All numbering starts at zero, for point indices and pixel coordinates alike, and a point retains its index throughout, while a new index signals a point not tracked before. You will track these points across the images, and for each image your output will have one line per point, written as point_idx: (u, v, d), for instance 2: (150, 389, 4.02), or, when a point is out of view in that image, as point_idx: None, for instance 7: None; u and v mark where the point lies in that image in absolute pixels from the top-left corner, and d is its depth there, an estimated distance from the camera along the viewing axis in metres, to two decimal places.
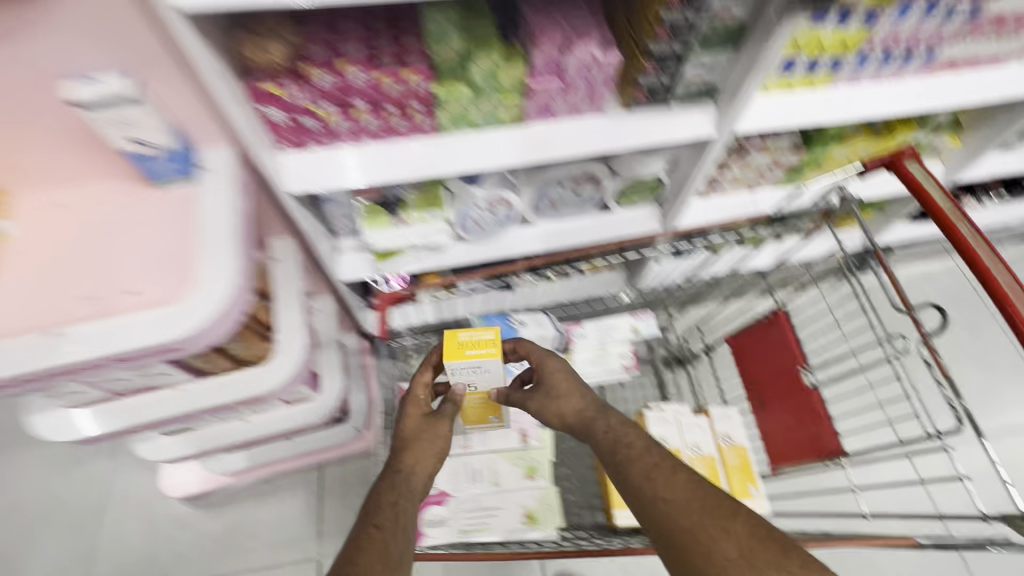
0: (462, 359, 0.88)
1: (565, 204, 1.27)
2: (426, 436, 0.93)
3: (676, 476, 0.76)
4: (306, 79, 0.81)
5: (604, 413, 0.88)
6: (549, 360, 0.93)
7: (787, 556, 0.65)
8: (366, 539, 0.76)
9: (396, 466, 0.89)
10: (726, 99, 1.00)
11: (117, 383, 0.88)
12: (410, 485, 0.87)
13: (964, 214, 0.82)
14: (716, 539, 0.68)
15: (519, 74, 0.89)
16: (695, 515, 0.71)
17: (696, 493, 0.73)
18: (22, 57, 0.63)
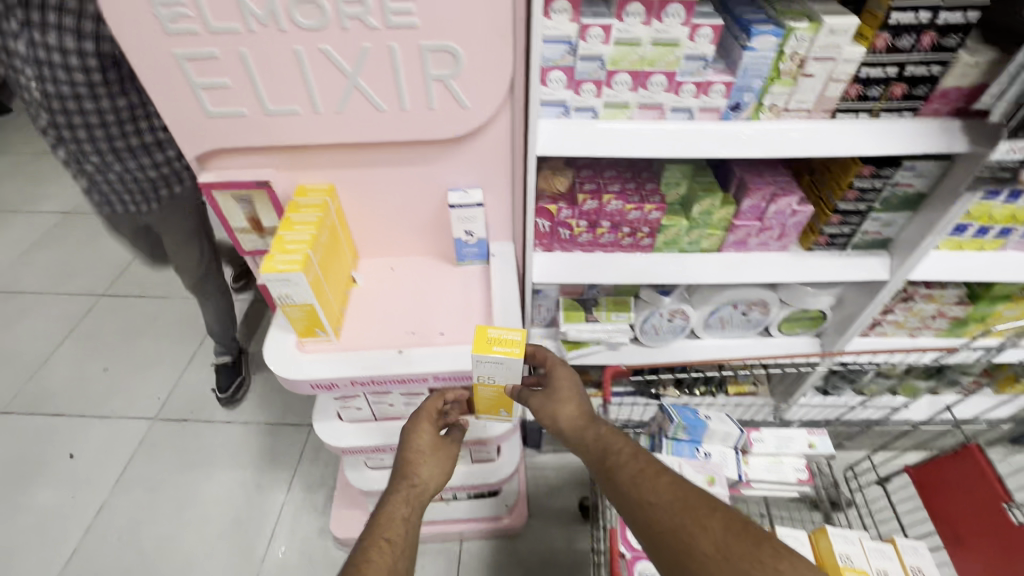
0: (488, 353, 0.88)
1: (732, 324, 1.44)
2: (437, 454, 0.98)
3: (659, 479, 0.80)
4: (575, 203, 1.12)
5: (595, 422, 0.92)
6: (559, 367, 0.99)
7: (761, 549, 0.68)
8: (375, 550, 0.80)
9: (411, 478, 0.93)
10: (902, 250, 1.18)
11: (384, 407, 1.10)
12: (421, 498, 0.92)
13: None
14: (696, 542, 0.71)
15: (729, 213, 1.14)
16: (678, 516, 0.74)
17: (677, 496, 0.77)
18: (430, 175, 0.98)
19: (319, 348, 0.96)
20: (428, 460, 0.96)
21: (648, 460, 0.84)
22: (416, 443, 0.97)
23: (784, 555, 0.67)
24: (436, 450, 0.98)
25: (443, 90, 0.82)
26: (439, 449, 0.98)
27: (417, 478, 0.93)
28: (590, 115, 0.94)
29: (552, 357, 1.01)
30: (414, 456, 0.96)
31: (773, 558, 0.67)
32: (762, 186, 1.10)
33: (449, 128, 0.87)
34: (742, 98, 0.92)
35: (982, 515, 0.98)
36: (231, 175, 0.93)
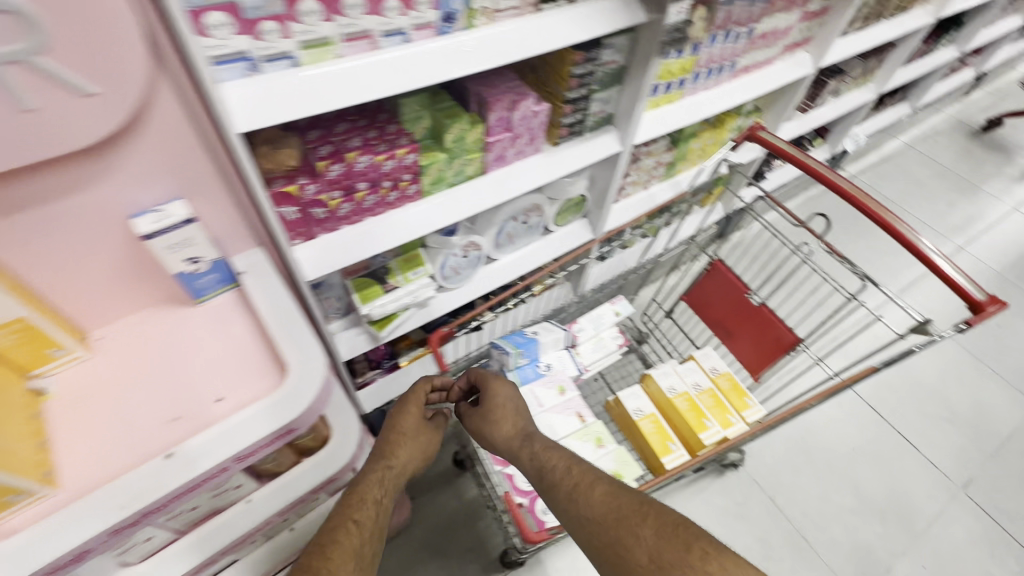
0: None
1: (518, 235, 1.48)
2: (417, 438, 1.13)
3: (594, 492, 0.88)
4: (317, 175, 0.92)
5: (528, 442, 1.01)
6: (497, 386, 1.05)
7: (690, 550, 0.76)
8: (344, 535, 0.90)
9: (387, 458, 1.06)
10: (623, 121, 1.31)
11: (185, 516, 0.83)
12: (386, 480, 1.04)
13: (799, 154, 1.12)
14: (629, 549, 0.79)
15: (481, 134, 1.09)
16: (612, 523, 0.83)
17: (610, 508, 0.85)
18: (91, 202, 0.68)
19: (34, 513, 0.64)
20: (405, 442, 1.10)
21: (581, 471, 0.93)
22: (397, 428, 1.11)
23: (709, 557, 0.74)
24: (416, 433, 1.13)
25: (32, 77, 0.52)
26: (417, 436, 1.12)
27: (389, 460, 1.06)
28: (288, 63, 0.73)
29: (490, 372, 1.10)
30: (394, 436, 1.10)
31: (699, 560, 0.74)
32: (499, 95, 1.07)
33: (80, 130, 0.58)
34: (452, 6, 0.82)
35: (738, 311, 1.24)
36: None
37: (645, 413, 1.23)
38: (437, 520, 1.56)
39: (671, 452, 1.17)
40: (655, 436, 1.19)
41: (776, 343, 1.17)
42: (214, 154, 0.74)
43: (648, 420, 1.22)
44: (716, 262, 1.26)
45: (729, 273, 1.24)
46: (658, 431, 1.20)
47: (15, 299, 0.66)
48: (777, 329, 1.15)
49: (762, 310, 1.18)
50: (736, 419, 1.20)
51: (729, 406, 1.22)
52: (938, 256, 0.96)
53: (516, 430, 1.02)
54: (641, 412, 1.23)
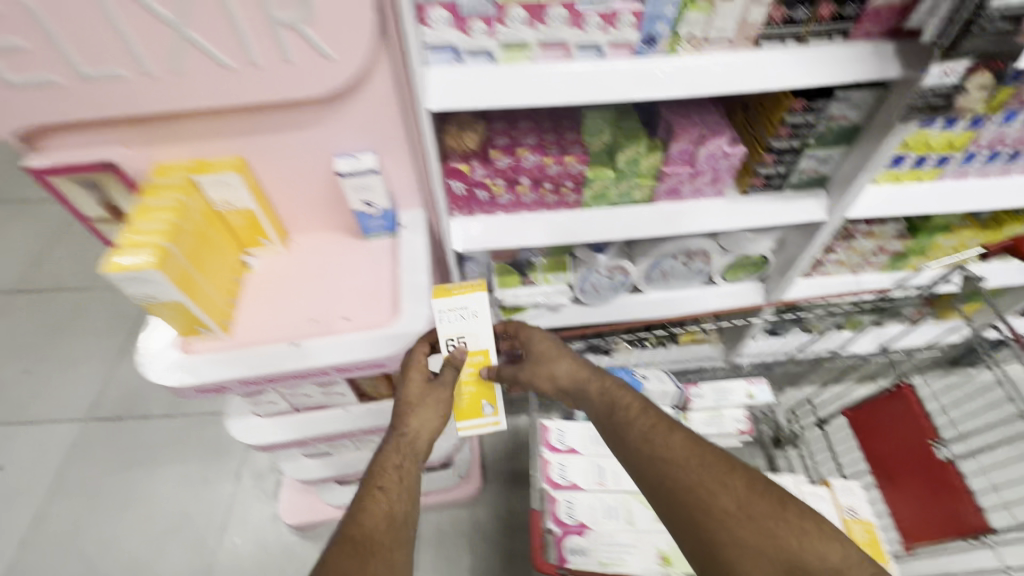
0: (210, 174, 0.83)
1: (674, 274, 1.39)
2: (427, 403, 0.85)
3: (671, 437, 0.80)
4: (488, 161, 1.02)
5: (597, 375, 0.92)
6: (529, 331, 0.97)
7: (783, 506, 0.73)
8: (371, 500, 0.77)
9: (401, 427, 0.84)
10: (839, 188, 1.12)
11: (303, 398, 1.04)
12: (412, 447, 0.84)
13: None
14: (716, 496, 0.73)
15: (656, 161, 1.05)
16: (695, 471, 0.76)
17: (722, 459, 0.78)
18: (316, 141, 0.86)
19: (209, 346, 0.86)
20: (416, 410, 0.85)
21: (659, 417, 0.83)
22: (405, 391, 0.85)
23: (806, 520, 0.71)
24: (423, 396, 0.85)
25: (298, 40, 0.69)
26: (428, 398, 0.85)
27: (406, 428, 0.84)
28: (486, 57, 0.82)
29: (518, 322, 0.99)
30: (404, 408, 0.85)
31: (796, 519, 0.72)
32: (690, 129, 1.00)
33: (316, 82, 0.74)
34: (656, 29, 0.81)
35: (906, 456, 0.98)
36: (73, 159, 0.79)
37: (480, 322, 0.87)
38: (499, 511, 1.60)
39: (484, 417, 0.91)
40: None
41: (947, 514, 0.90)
42: (409, 126, 0.87)
43: (468, 340, 0.87)
44: (904, 387, 1.00)
45: (918, 406, 0.98)
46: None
47: (251, 197, 0.88)
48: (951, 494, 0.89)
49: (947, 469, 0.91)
50: None
51: None
52: None
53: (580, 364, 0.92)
54: (469, 342, 0.88)
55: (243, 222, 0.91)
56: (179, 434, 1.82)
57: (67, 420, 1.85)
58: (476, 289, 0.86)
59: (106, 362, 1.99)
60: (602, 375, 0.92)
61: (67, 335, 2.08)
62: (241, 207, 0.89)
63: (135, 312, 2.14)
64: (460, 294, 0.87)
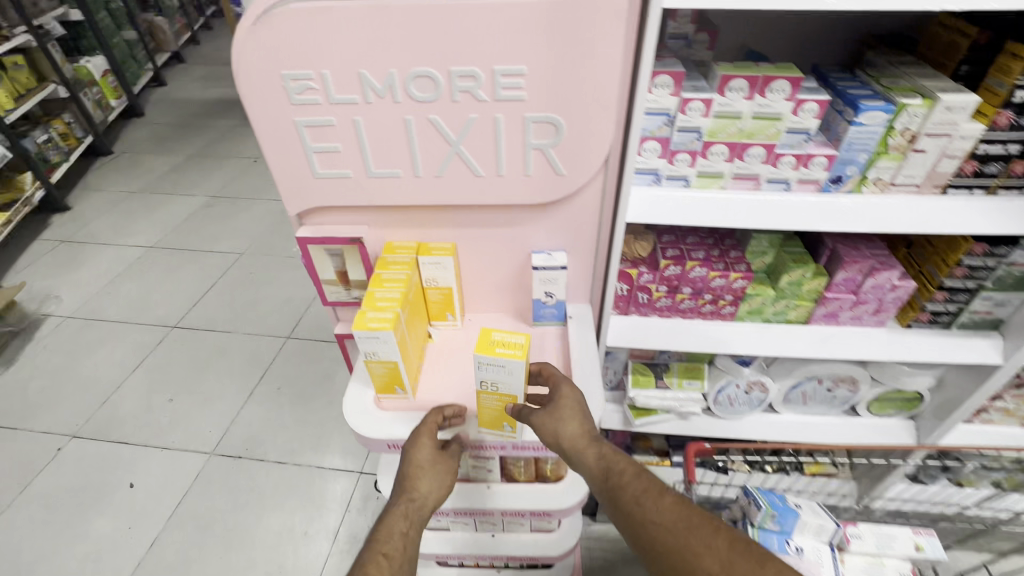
0: (428, 255, 0.96)
1: (815, 399, 1.34)
2: (435, 470, 0.89)
3: (663, 499, 0.79)
4: (656, 268, 1.09)
5: (596, 442, 0.88)
6: (567, 389, 0.93)
7: (764, 566, 0.68)
8: (373, 567, 0.79)
9: (410, 494, 0.88)
10: (1017, 334, 1.08)
11: (450, 468, 1.08)
12: (419, 514, 0.88)
13: None
14: (700, 561, 0.71)
15: (819, 286, 1.08)
16: (679, 534, 0.74)
17: (680, 516, 0.76)
18: (518, 237, 0.99)
19: (397, 405, 0.95)
20: (426, 475, 0.88)
21: (649, 478, 0.82)
22: (413, 457, 0.88)
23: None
24: (435, 464, 0.89)
25: (540, 158, 0.83)
26: (437, 465, 0.89)
27: (415, 496, 0.87)
28: (682, 182, 0.93)
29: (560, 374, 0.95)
30: (414, 474, 0.88)
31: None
32: (860, 259, 1.04)
33: (544, 191, 0.87)
34: (845, 171, 0.89)
35: None
36: (327, 231, 0.96)
37: (514, 376, 0.86)
38: None
39: (502, 430, 0.95)
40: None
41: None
42: (600, 232, 0.98)
43: (500, 388, 0.87)
44: None
45: None
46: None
47: (454, 278, 1.00)
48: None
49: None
50: None
51: None
52: None
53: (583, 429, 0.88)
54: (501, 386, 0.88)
55: (438, 298, 1.03)
56: (288, 481, 1.91)
57: (196, 450, 2.02)
58: (517, 355, 0.84)
59: (236, 402, 2.19)
60: (601, 440, 0.88)
61: (207, 373, 2.32)
62: (443, 284, 1.01)
63: (268, 358, 2.37)
64: (503, 353, 0.84)
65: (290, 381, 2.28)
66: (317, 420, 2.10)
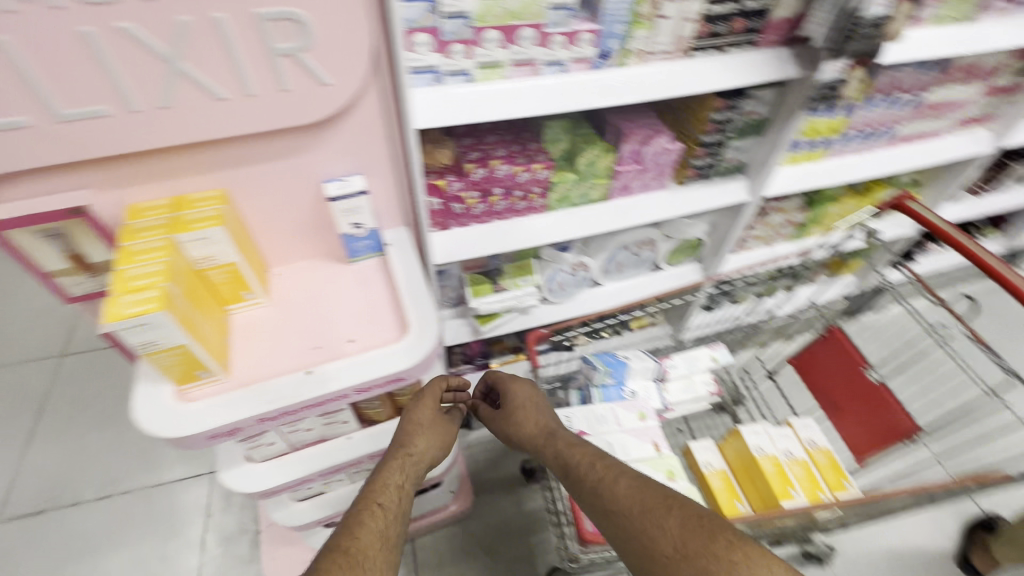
0: (189, 209, 0.79)
1: (627, 264, 1.52)
2: (434, 431, 1.05)
3: (618, 487, 0.91)
4: (463, 174, 1.07)
5: (550, 441, 1.05)
6: (513, 385, 1.16)
7: (714, 540, 0.79)
8: (370, 517, 0.86)
9: (406, 449, 0.99)
10: (756, 172, 1.32)
11: (302, 433, 1.00)
12: (411, 470, 0.98)
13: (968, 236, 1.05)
14: (654, 535, 0.83)
15: (610, 162, 1.18)
16: (638, 516, 0.86)
17: (633, 497, 0.88)
18: (301, 166, 0.87)
19: (208, 392, 0.81)
20: (422, 434, 1.02)
21: (608, 468, 0.95)
22: (415, 416, 1.01)
23: (735, 546, 0.76)
24: (434, 426, 1.04)
25: (293, 66, 0.70)
26: (435, 427, 1.05)
27: (411, 451, 1.00)
28: (463, 78, 0.88)
29: (505, 376, 1.18)
30: (410, 428, 1.00)
31: (725, 552, 0.77)
32: (636, 130, 1.15)
33: (310, 109, 0.75)
34: (608, 45, 0.93)
35: (847, 378, 1.16)
36: (29, 207, 0.72)
37: (225, 244, 0.80)
38: (494, 522, 1.62)
39: (248, 299, 0.92)
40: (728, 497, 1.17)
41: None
42: (392, 143, 0.90)
43: (218, 259, 0.81)
44: (834, 328, 1.20)
45: (850, 346, 1.16)
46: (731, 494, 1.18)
47: (237, 230, 0.85)
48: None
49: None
50: (829, 497, 1.11)
51: (820, 482, 1.13)
52: None
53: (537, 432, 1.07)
54: (219, 258, 0.82)
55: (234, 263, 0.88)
56: (122, 514, 1.62)
57: None
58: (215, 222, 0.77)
59: (12, 451, 1.72)
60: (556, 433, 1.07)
61: None
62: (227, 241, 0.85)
63: (42, 388, 1.87)
64: (198, 226, 0.77)
65: (83, 404, 1.85)
66: (137, 435, 1.77)
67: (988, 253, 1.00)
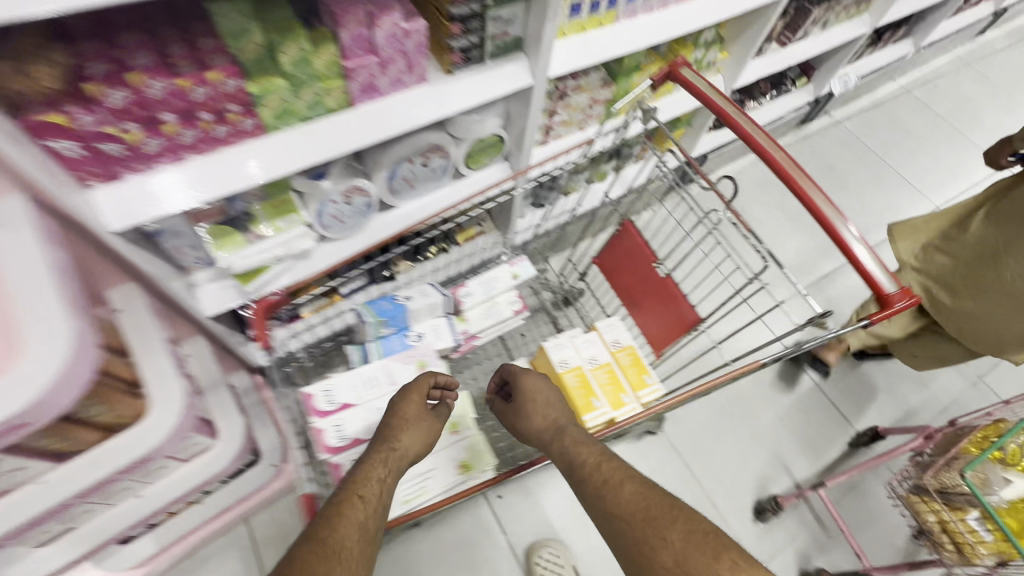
0: None
1: (419, 179, 1.30)
2: (419, 425, 0.89)
3: (622, 490, 0.86)
4: (92, 102, 0.73)
5: (558, 435, 1.01)
6: (526, 377, 1.12)
7: (718, 559, 0.72)
8: (348, 505, 0.72)
9: (392, 443, 0.85)
10: (533, 48, 1.09)
11: None
12: (400, 468, 0.83)
13: (739, 112, 1.05)
14: (657, 547, 0.76)
15: (332, 56, 0.90)
16: (641, 527, 0.79)
17: (637, 504, 0.82)
18: None
19: None
20: (410, 426, 0.89)
21: (611, 468, 0.90)
22: (401, 410, 0.89)
23: (740, 567, 0.70)
24: (420, 419, 0.90)
25: None
26: (429, 422, 0.91)
27: (397, 444, 0.85)
28: None
29: (519, 369, 1.13)
30: (397, 420, 0.88)
31: (728, 568, 0.70)
32: (353, 8, 0.86)
33: None
34: None
35: (641, 275, 1.11)
36: None
37: None
38: None
39: None
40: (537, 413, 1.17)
41: (881, 259, 0.94)
42: None
43: None
44: (626, 223, 1.12)
45: (640, 240, 1.10)
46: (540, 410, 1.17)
47: None
48: (833, 222, 0.95)
49: (814, 202, 0.97)
50: (631, 399, 1.12)
51: (623, 384, 1.12)
52: (859, 244, 0.94)
53: (547, 425, 1.02)
54: None
55: None
56: None
57: None
58: None
59: None
60: (567, 429, 1.01)
61: None
62: None
63: None
64: None
65: None
66: None
67: (758, 130, 1.03)
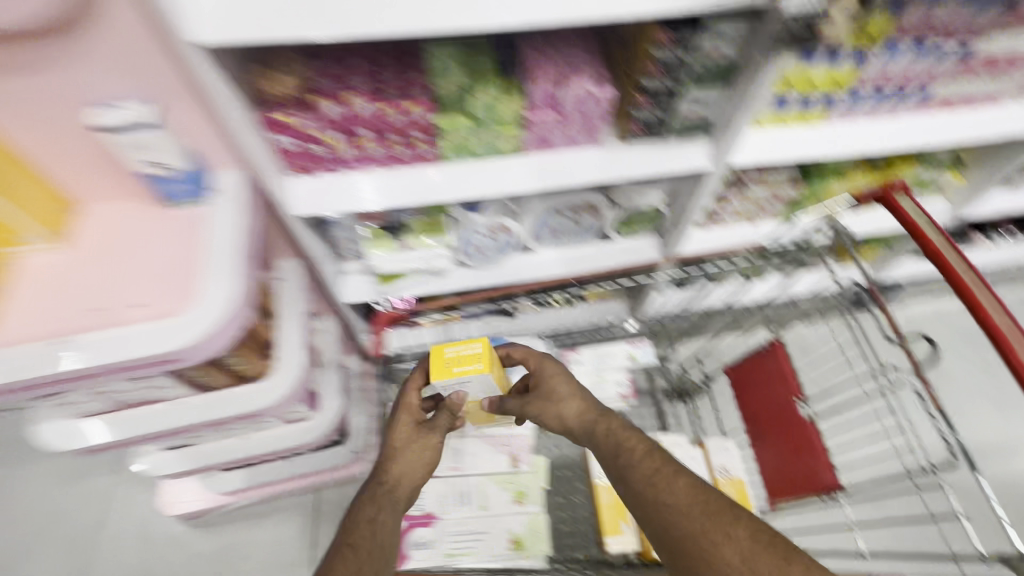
0: None
1: (564, 232, 1.29)
2: (418, 452, 0.94)
3: (676, 481, 0.72)
4: (314, 109, 0.87)
5: (605, 417, 0.85)
6: (548, 365, 0.94)
7: (790, 562, 0.61)
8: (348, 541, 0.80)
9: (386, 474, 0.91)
10: (721, 132, 1.02)
11: (122, 395, 0.91)
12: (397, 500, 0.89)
13: (960, 253, 0.82)
14: (716, 553, 0.64)
15: (517, 107, 0.93)
16: (695, 519, 0.67)
17: (696, 502, 0.69)
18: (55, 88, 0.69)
19: None
20: (403, 456, 0.93)
21: (664, 458, 0.76)
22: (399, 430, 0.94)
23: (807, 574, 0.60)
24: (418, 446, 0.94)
25: None
26: (422, 445, 0.94)
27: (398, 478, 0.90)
28: None
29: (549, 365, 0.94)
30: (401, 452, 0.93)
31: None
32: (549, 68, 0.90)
33: (13, 5, 0.57)
34: None
35: (777, 410, 0.95)
36: None
37: None
38: None
39: (27, 245, 0.78)
40: (455, 358, 0.92)
41: None
42: (179, 65, 0.70)
43: None
44: (776, 344, 0.96)
45: (787, 365, 0.95)
46: (473, 359, 0.92)
47: None
48: None
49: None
50: None
51: None
52: None
53: (588, 405, 0.87)
54: None
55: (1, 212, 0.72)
56: None
57: None
58: None
59: None
60: (559, 399, 0.90)
61: None
62: None
63: None
64: None
65: None
66: None
67: (978, 280, 0.78)
